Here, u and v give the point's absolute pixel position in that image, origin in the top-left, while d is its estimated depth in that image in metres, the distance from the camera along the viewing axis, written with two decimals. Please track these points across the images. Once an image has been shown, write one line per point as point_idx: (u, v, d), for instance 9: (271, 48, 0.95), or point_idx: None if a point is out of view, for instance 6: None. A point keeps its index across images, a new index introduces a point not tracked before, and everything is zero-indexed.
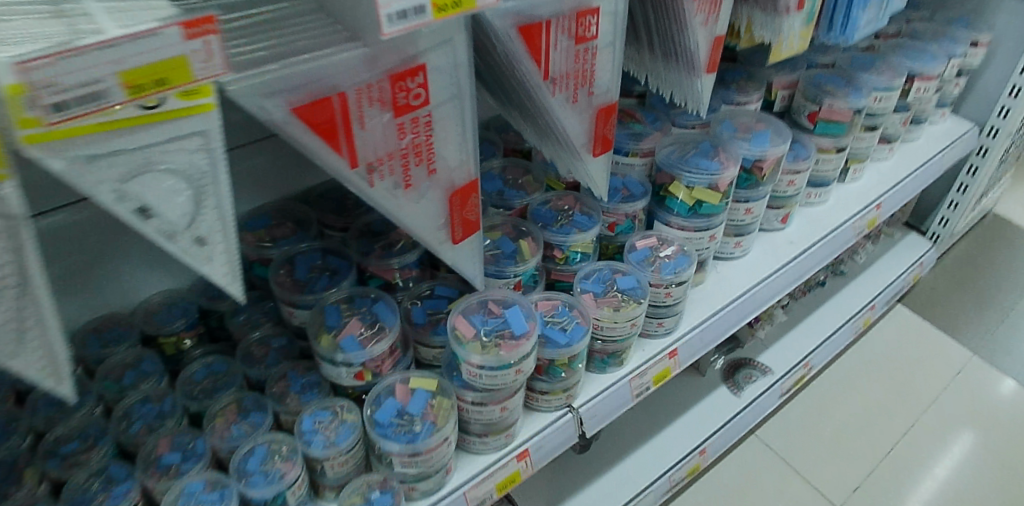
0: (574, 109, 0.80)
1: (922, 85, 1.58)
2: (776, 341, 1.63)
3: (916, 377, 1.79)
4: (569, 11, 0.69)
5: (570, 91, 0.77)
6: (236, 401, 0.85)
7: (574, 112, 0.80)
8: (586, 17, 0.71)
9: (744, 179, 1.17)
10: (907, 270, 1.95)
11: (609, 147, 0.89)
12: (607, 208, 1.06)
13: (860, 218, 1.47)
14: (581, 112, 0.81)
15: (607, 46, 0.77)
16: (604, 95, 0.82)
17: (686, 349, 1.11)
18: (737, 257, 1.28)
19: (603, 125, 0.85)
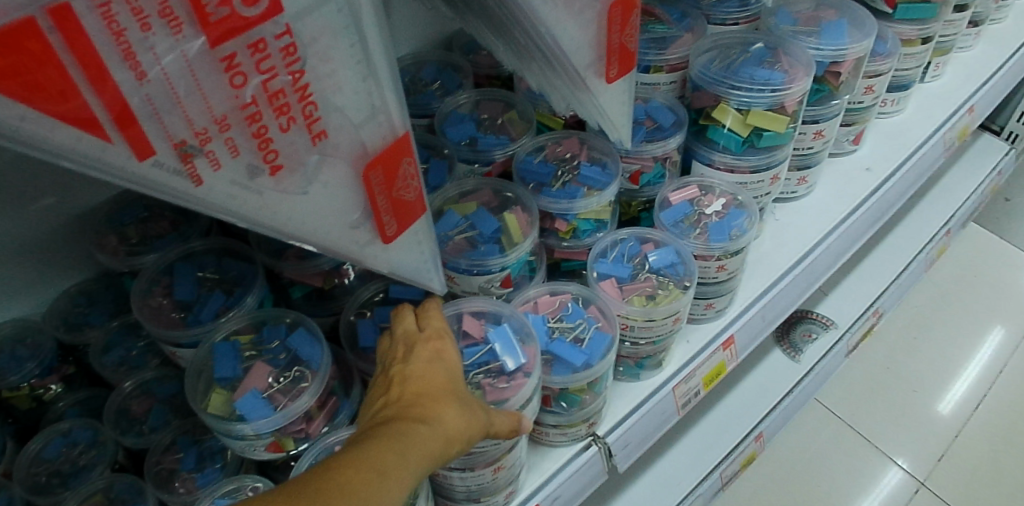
0: (568, 7, 0.48)
1: None
2: (835, 286, 1.33)
3: (997, 312, 1.51)
4: None
5: None
6: (101, 492, 0.58)
7: (568, 11, 0.48)
8: None
9: (812, 92, 0.85)
10: (983, 182, 1.62)
11: (628, 65, 0.57)
12: (626, 153, 0.75)
13: (950, 129, 1.13)
14: (581, 12, 0.49)
15: None
16: None
17: (743, 336, 0.82)
18: (801, 197, 0.97)
19: (619, 30, 0.53)
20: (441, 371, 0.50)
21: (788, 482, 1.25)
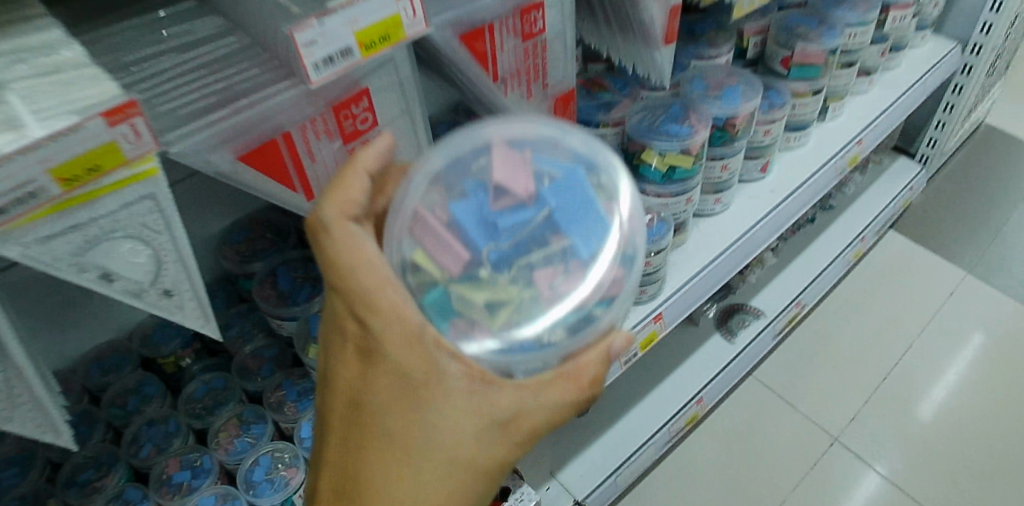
0: (529, 104, 0.80)
1: (900, 14, 1.53)
2: (767, 284, 1.65)
3: (912, 300, 1.76)
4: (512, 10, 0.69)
5: (524, 87, 0.78)
6: (237, 414, 0.90)
7: (530, 106, 0.81)
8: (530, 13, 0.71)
9: (718, 137, 1.17)
10: (896, 197, 1.92)
11: None
12: None
13: (841, 158, 1.46)
14: (538, 105, 0.82)
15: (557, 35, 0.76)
16: (559, 85, 0.82)
17: (671, 312, 1.14)
18: (718, 213, 1.29)
19: (561, 114, 0.86)
20: (398, 429, 0.57)
21: (732, 440, 1.50)
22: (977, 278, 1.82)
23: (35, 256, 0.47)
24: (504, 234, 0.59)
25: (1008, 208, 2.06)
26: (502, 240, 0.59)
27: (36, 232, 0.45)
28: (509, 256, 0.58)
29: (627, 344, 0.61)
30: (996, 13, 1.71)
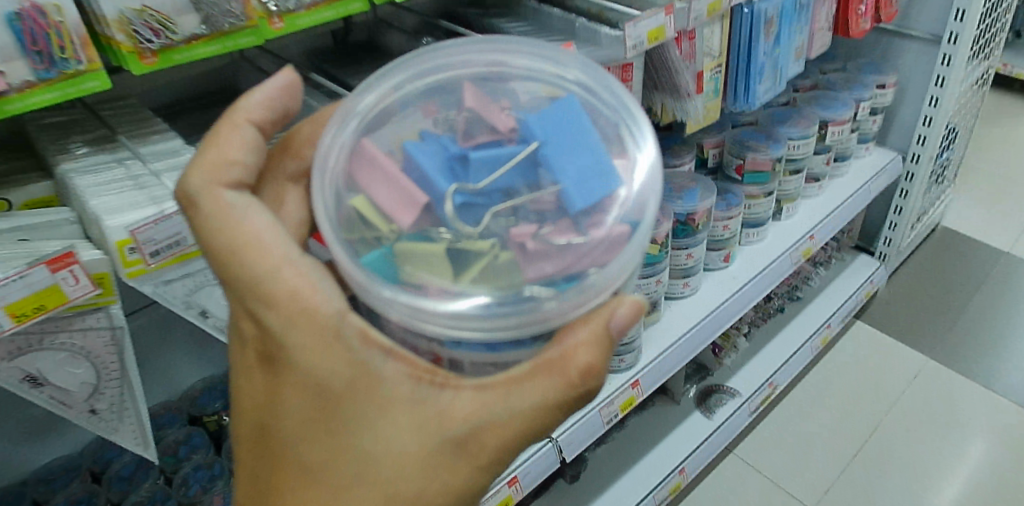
0: None
1: (838, 129, 1.72)
2: (741, 366, 1.80)
3: (878, 383, 1.89)
4: None
5: None
6: None
7: None
8: None
9: (682, 230, 1.38)
10: (857, 291, 2.02)
11: None
12: None
13: (795, 249, 1.65)
14: None
15: None
16: None
17: (646, 380, 1.31)
18: (687, 296, 1.48)
19: None
20: (318, 451, 0.52)
21: None
22: (939, 363, 1.93)
23: (162, 293, 0.66)
24: (473, 174, 0.53)
25: (969, 298, 2.13)
26: (469, 181, 0.53)
27: (165, 277, 0.65)
28: (478, 206, 0.53)
29: (635, 313, 0.51)
30: (928, 127, 1.85)
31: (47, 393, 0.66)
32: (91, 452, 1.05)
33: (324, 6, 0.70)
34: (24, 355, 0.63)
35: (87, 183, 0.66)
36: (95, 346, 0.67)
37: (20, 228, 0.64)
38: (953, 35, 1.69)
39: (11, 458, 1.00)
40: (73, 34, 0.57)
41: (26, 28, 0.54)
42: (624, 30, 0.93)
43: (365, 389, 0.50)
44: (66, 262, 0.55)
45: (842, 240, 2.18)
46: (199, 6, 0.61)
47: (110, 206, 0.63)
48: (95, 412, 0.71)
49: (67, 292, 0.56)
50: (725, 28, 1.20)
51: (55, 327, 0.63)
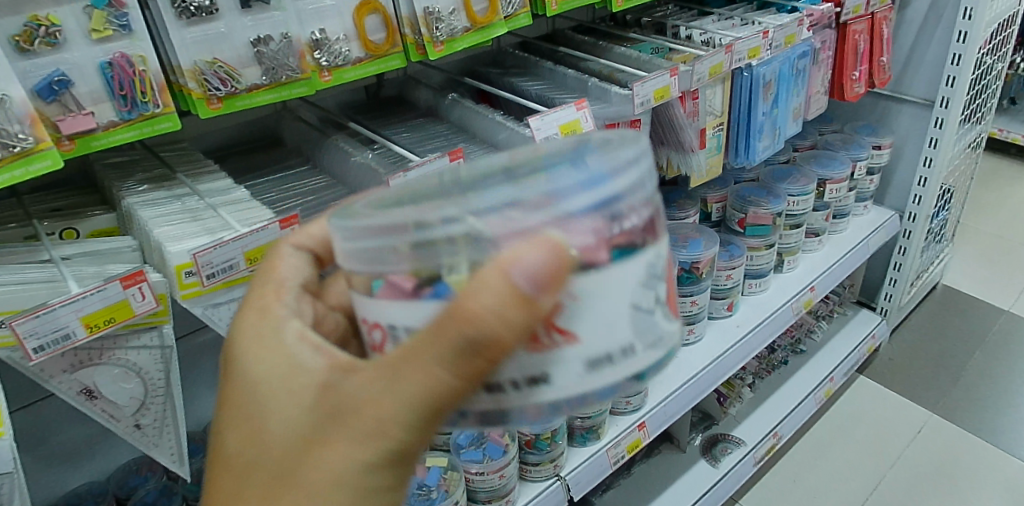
0: None
1: (836, 186, 1.81)
2: (746, 416, 1.82)
3: (882, 437, 1.90)
4: None
5: None
6: None
7: None
8: None
9: (687, 278, 1.44)
10: (858, 345, 2.06)
11: None
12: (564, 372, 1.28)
13: (796, 300, 1.71)
14: None
15: None
16: None
17: (652, 422, 1.35)
18: (692, 342, 1.53)
19: None
20: (230, 437, 0.48)
21: None
22: (942, 417, 1.94)
23: (211, 316, 0.72)
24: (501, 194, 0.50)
25: (970, 355, 2.15)
26: None
27: (215, 300, 0.71)
28: None
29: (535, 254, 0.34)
30: (923, 186, 1.92)
31: (100, 406, 0.71)
32: (118, 478, 1.08)
33: (367, 62, 0.79)
34: (84, 368, 0.69)
35: (150, 215, 0.73)
36: (145, 362, 0.72)
37: (91, 252, 0.72)
38: (945, 100, 1.77)
39: (42, 480, 1.04)
40: (154, 81, 0.64)
41: (115, 75, 0.62)
42: (633, 89, 1.01)
43: (263, 365, 0.46)
44: (137, 279, 0.65)
45: (844, 294, 2.23)
46: (262, 60, 0.70)
47: (171, 234, 0.70)
48: (140, 427, 0.76)
49: (135, 305, 0.65)
50: (726, 89, 1.29)
51: (112, 343, 0.69)
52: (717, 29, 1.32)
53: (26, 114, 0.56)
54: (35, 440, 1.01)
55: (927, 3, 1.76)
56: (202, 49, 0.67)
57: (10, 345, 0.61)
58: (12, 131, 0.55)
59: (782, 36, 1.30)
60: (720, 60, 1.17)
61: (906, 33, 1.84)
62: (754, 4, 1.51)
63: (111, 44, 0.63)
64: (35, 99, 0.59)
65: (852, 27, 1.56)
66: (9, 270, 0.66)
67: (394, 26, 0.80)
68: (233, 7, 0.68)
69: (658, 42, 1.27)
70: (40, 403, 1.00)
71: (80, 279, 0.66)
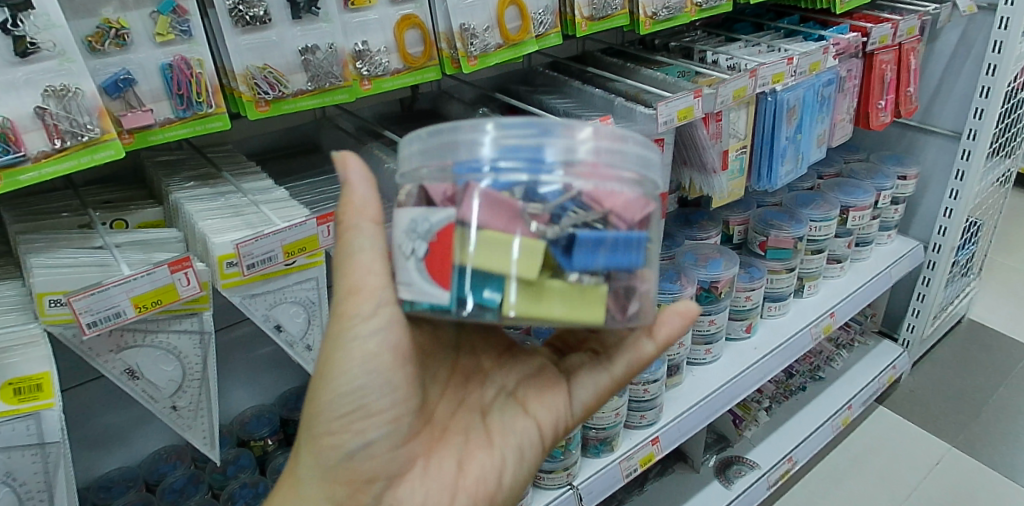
0: None
1: (859, 214, 1.79)
2: (761, 440, 1.81)
3: (898, 468, 1.87)
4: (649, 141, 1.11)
5: None
6: None
7: None
8: (659, 142, 1.12)
9: (705, 297, 1.45)
10: (880, 374, 2.04)
11: None
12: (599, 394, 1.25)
13: (815, 325, 1.70)
14: None
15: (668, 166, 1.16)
16: None
17: (666, 437, 1.37)
18: (708, 362, 1.54)
19: None
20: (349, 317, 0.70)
21: None
22: (962, 451, 1.91)
23: (248, 306, 0.76)
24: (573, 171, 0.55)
25: (992, 391, 2.11)
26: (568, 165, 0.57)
27: (252, 290, 0.75)
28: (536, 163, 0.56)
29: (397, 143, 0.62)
30: (949, 218, 1.91)
31: (139, 386, 0.76)
32: (148, 465, 1.13)
33: (405, 73, 0.84)
34: (127, 349, 0.73)
35: (196, 208, 0.78)
36: (184, 346, 0.76)
37: (139, 241, 0.77)
38: (973, 132, 1.77)
39: (78, 462, 1.08)
40: (208, 83, 0.70)
41: (174, 76, 0.68)
42: (657, 108, 1.05)
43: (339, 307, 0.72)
44: (183, 265, 0.69)
45: (865, 324, 2.21)
46: (308, 68, 0.75)
47: (217, 226, 0.74)
48: (176, 409, 0.80)
49: (180, 289, 0.70)
50: (750, 113, 1.31)
51: (155, 326, 0.73)
52: (743, 54, 1.35)
53: (96, 107, 0.62)
54: (75, 422, 1.06)
55: (956, 36, 1.78)
56: (254, 55, 0.72)
57: (66, 322, 0.67)
58: (81, 122, 0.62)
59: (807, 63, 1.33)
60: (743, 84, 1.20)
61: (934, 65, 1.85)
62: (781, 32, 1.54)
63: (173, 47, 0.68)
64: (101, 95, 0.65)
65: (878, 57, 1.58)
66: (65, 255, 0.71)
67: (431, 41, 0.85)
68: (286, 18, 0.74)
69: (685, 66, 1.30)
70: (82, 386, 1.05)
71: (130, 264, 0.71)
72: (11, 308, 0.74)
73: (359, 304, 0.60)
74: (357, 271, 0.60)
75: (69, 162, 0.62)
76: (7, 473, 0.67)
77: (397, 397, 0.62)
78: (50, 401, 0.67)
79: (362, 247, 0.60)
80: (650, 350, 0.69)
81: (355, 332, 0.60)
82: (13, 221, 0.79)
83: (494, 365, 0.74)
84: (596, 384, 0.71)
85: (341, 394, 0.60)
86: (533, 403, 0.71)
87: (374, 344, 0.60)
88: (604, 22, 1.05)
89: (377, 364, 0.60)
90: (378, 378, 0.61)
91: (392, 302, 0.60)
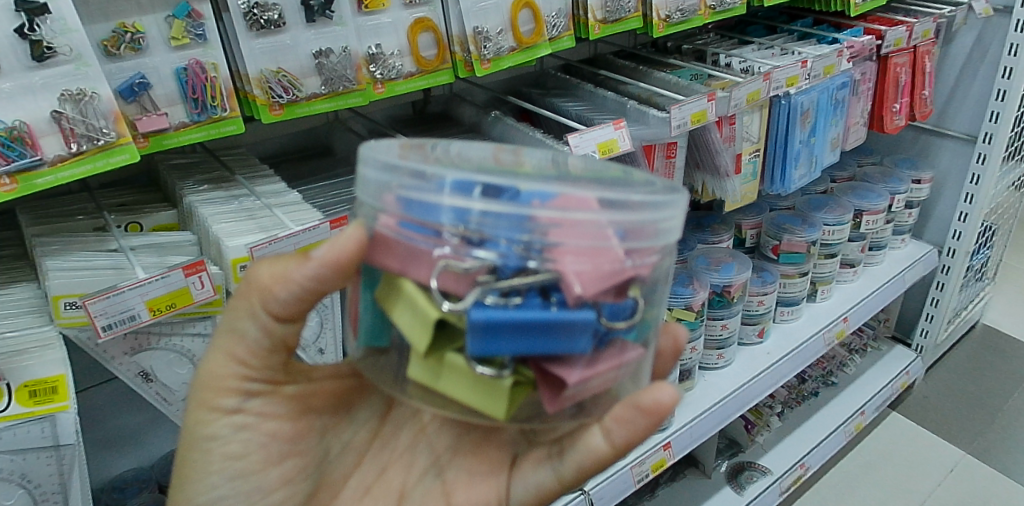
0: None
1: (873, 218, 1.78)
2: (773, 445, 1.80)
3: (912, 474, 1.85)
4: (664, 142, 1.11)
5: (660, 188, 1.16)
6: None
7: None
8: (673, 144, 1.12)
9: (717, 301, 1.44)
10: (893, 379, 2.01)
11: None
12: None
13: (828, 330, 1.68)
14: None
15: (681, 166, 1.16)
16: None
17: (678, 443, 1.36)
18: (720, 367, 1.52)
19: None
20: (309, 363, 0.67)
21: None
22: (977, 458, 1.89)
23: None
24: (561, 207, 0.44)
25: (1008, 397, 2.08)
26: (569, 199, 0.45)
27: None
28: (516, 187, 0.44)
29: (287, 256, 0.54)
30: (963, 222, 1.89)
31: (154, 388, 0.76)
32: (161, 466, 1.13)
33: (418, 77, 0.84)
34: (142, 352, 0.73)
35: (211, 211, 0.79)
36: (198, 349, 0.77)
37: (154, 244, 0.77)
38: (988, 136, 1.75)
39: (92, 463, 1.09)
40: (223, 87, 0.70)
41: (189, 80, 0.68)
42: (670, 112, 1.04)
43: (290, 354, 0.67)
44: (197, 269, 0.70)
45: (879, 329, 2.19)
46: (321, 71, 0.75)
47: (231, 230, 0.75)
48: (189, 411, 0.80)
49: (194, 293, 0.70)
50: (764, 116, 1.30)
51: (169, 329, 0.74)
52: (757, 57, 1.34)
53: (111, 111, 0.62)
54: (89, 423, 1.07)
55: (972, 39, 1.77)
56: (268, 59, 0.72)
57: (81, 325, 0.68)
58: (97, 126, 0.62)
59: (822, 66, 1.32)
60: (758, 87, 1.19)
61: (949, 69, 1.83)
62: (795, 35, 1.53)
63: (188, 51, 0.68)
64: (117, 99, 0.65)
65: (893, 60, 1.57)
66: (80, 257, 0.72)
67: (444, 44, 0.85)
68: (300, 21, 0.74)
69: (698, 69, 1.29)
70: (96, 387, 1.05)
71: (145, 267, 0.71)
72: (28, 310, 0.74)
73: (223, 397, 0.60)
74: (224, 356, 0.59)
75: (85, 166, 0.62)
76: (22, 475, 0.67)
77: (268, 502, 0.61)
78: (65, 403, 0.67)
79: (245, 334, 0.57)
80: (601, 446, 0.54)
81: (218, 415, 0.60)
82: (30, 224, 0.80)
83: (418, 436, 0.67)
84: (527, 490, 0.60)
85: (200, 504, 0.61)
86: (457, 492, 0.62)
87: (241, 423, 0.61)
88: (617, 25, 1.05)
89: (237, 469, 0.61)
90: (241, 485, 0.61)
91: (256, 382, 0.61)
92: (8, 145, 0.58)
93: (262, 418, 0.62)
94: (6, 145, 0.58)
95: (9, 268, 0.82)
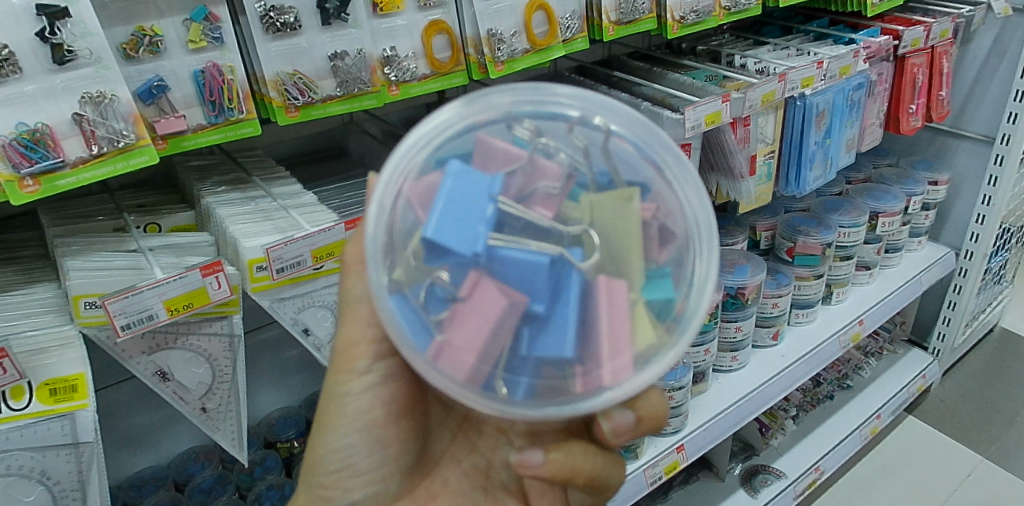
0: None
1: (889, 220, 1.76)
2: (789, 448, 1.78)
3: (928, 478, 1.83)
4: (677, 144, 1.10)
5: None
6: None
7: None
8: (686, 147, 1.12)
9: (731, 304, 1.43)
10: (910, 383, 1.99)
11: None
12: None
13: (843, 333, 1.66)
14: None
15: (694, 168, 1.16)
16: None
17: (692, 445, 1.36)
18: (734, 369, 1.52)
19: None
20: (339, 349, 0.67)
21: None
22: (996, 463, 1.86)
23: (277, 309, 0.77)
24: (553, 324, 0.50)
25: None
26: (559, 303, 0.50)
27: (282, 294, 0.76)
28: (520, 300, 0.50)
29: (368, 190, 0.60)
30: (981, 224, 1.86)
31: (171, 388, 0.77)
32: (177, 465, 1.14)
33: (432, 79, 0.84)
34: (160, 351, 0.74)
35: (227, 213, 0.79)
36: (214, 349, 0.77)
37: (172, 244, 0.78)
38: (1006, 138, 1.73)
39: (110, 460, 1.10)
40: (240, 89, 0.71)
41: (206, 82, 0.69)
42: (685, 113, 1.04)
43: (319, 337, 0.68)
44: (214, 269, 0.70)
45: (895, 332, 2.17)
46: (336, 74, 0.76)
47: (247, 231, 0.75)
48: (205, 410, 0.80)
49: (211, 293, 0.71)
50: (778, 117, 1.30)
51: (186, 329, 0.74)
52: (772, 58, 1.33)
53: (131, 113, 0.63)
54: (108, 421, 1.08)
55: (990, 39, 1.75)
56: (285, 62, 0.73)
57: (101, 324, 0.69)
58: (117, 128, 0.63)
59: (837, 67, 1.31)
60: (773, 88, 1.19)
61: (967, 69, 1.81)
62: (811, 35, 1.52)
63: (205, 54, 0.69)
64: (136, 101, 0.66)
65: (910, 60, 1.55)
66: (101, 258, 0.73)
67: (458, 46, 0.85)
68: (315, 24, 0.74)
69: (713, 70, 1.29)
70: (115, 386, 1.07)
71: (163, 268, 0.72)
72: (48, 309, 0.76)
73: (356, 360, 0.62)
74: (356, 323, 0.62)
75: (105, 167, 0.63)
76: (43, 472, 0.68)
77: (387, 459, 0.64)
78: (85, 401, 0.68)
79: (361, 294, 0.62)
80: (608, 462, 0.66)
81: (349, 386, 0.62)
82: (52, 225, 0.81)
83: (498, 433, 0.70)
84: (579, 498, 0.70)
85: (330, 451, 0.63)
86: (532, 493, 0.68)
87: (366, 398, 0.62)
88: (631, 26, 1.05)
89: (364, 423, 0.63)
90: (365, 437, 0.63)
91: (385, 355, 0.63)
92: (30, 147, 0.59)
93: (386, 381, 0.63)
94: (28, 147, 0.59)
95: (31, 267, 0.84)
